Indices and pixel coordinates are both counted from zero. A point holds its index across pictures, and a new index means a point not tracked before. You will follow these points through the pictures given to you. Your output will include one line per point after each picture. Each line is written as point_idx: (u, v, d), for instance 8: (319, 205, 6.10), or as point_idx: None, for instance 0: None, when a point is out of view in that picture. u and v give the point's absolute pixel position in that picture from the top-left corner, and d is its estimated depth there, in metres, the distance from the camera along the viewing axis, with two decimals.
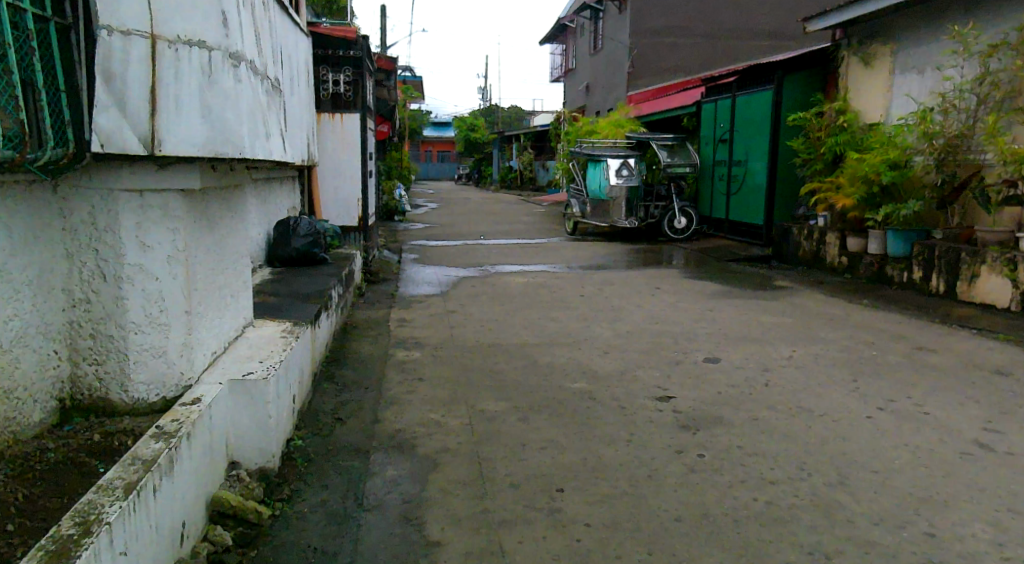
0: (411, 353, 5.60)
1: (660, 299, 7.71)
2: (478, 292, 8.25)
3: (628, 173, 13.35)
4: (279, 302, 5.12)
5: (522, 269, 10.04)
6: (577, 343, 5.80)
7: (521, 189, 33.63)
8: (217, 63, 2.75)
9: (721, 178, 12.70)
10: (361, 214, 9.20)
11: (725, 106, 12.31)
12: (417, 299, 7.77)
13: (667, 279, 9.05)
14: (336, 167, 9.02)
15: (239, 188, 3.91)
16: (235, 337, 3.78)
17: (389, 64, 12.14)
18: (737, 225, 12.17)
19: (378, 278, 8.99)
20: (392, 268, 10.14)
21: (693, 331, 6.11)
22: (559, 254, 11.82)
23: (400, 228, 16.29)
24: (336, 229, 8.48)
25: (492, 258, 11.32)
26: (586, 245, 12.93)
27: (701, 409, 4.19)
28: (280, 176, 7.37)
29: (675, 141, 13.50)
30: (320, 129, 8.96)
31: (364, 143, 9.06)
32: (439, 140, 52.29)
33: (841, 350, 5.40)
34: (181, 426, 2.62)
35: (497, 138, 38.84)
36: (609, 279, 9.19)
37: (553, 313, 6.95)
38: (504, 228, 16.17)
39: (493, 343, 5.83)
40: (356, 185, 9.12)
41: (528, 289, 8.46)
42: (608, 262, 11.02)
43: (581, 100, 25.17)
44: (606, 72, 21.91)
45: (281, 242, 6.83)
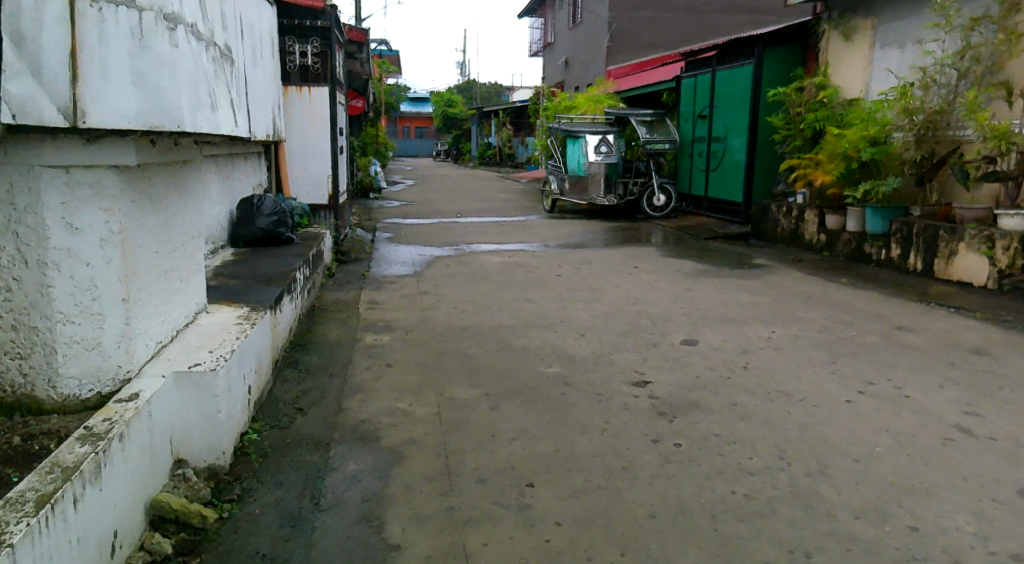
0: (379, 337, 5.38)
1: (638, 278, 7.53)
2: (452, 272, 8.02)
3: (607, 150, 13.17)
4: (238, 285, 4.87)
5: (498, 247, 9.82)
6: (551, 325, 5.62)
7: (500, 165, 33.28)
8: (150, 28, 2.51)
9: (700, 155, 12.54)
10: (331, 191, 8.95)
11: (705, 81, 12.11)
12: (388, 280, 7.53)
13: (645, 258, 8.89)
14: (306, 143, 8.76)
15: (188, 164, 3.67)
16: (185, 324, 3.56)
17: (361, 36, 11.60)
18: (715, 202, 12.03)
19: (349, 258, 8.73)
20: (364, 247, 9.88)
21: (671, 312, 5.94)
22: (536, 232, 11.61)
23: (376, 206, 15.99)
24: (305, 207, 8.22)
25: (468, 236, 11.08)
26: (564, 223, 12.73)
27: (679, 395, 4.03)
28: (243, 153, 7.09)
29: (654, 117, 13.30)
30: (287, 103, 8.68)
31: (333, 118, 8.79)
32: (417, 116, 51.63)
33: (822, 330, 5.26)
34: (113, 427, 2.42)
35: (475, 114, 38.37)
36: (586, 258, 9.00)
37: (527, 293, 6.75)
38: (481, 206, 15.91)
39: (464, 326, 5.62)
40: (326, 162, 8.87)
41: (503, 268, 8.24)
42: (586, 240, 10.84)
43: (560, 76, 24.84)
44: (585, 46, 21.58)
45: (245, 222, 6.57)
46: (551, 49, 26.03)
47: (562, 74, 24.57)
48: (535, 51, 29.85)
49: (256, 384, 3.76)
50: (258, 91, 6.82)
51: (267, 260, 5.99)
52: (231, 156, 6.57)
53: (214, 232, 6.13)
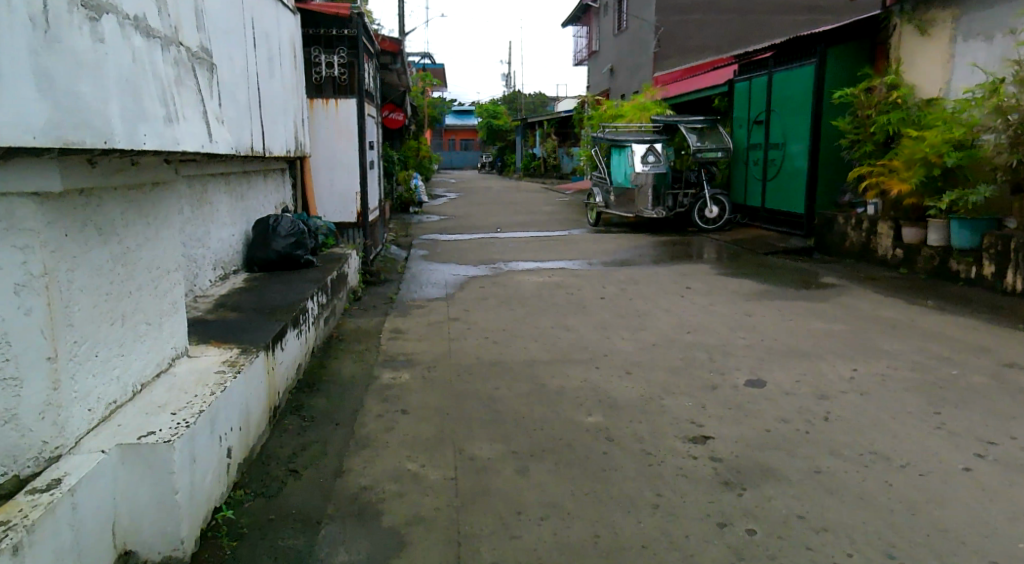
0: (398, 374, 4.78)
1: (689, 301, 6.80)
2: (486, 295, 7.41)
3: (655, 159, 12.43)
4: (237, 319, 4.33)
5: (539, 265, 9.20)
6: (592, 360, 4.95)
7: (545, 177, 32.69)
8: (59, 15, 1.96)
9: (756, 163, 11.71)
10: (360, 209, 8.43)
11: (761, 84, 11.30)
12: (417, 305, 6.95)
13: (697, 276, 8.15)
14: (332, 159, 8.28)
15: (163, 185, 3.14)
16: (155, 375, 3.01)
17: (394, 46, 10.95)
18: (773, 214, 11.19)
19: (379, 279, 8.20)
20: (397, 267, 9.35)
21: (729, 344, 5.21)
22: (579, 247, 10.94)
23: (414, 220, 15.53)
24: (331, 226, 7.73)
25: (508, 253, 10.47)
26: (610, 237, 12.04)
27: (748, 457, 3.32)
28: (260, 171, 6.62)
29: (705, 123, 12.49)
30: (313, 117, 8.21)
31: (362, 132, 8.27)
32: (462, 128, 51.44)
33: (913, 368, 4.47)
34: (5, 536, 1.86)
35: (520, 125, 37.90)
36: (632, 277, 8.30)
37: (566, 321, 6.09)
38: (523, 220, 15.30)
39: (494, 361, 4.99)
40: (354, 178, 8.36)
41: (542, 290, 7.60)
42: (633, 256, 10.14)
43: (606, 84, 24.14)
44: (631, 52, 20.86)
45: (261, 244, 6.08)
46: (596, 58, 25.38)
47: (607, 83, 23.88)
48: (580, 60, 29.22)
49: (241, 443, 3.18)
50: (273, 105, 6.34)
51: (280, 287, 5.47)
52: (243, 174, 6.09)
53: (225, 256, 5.64)
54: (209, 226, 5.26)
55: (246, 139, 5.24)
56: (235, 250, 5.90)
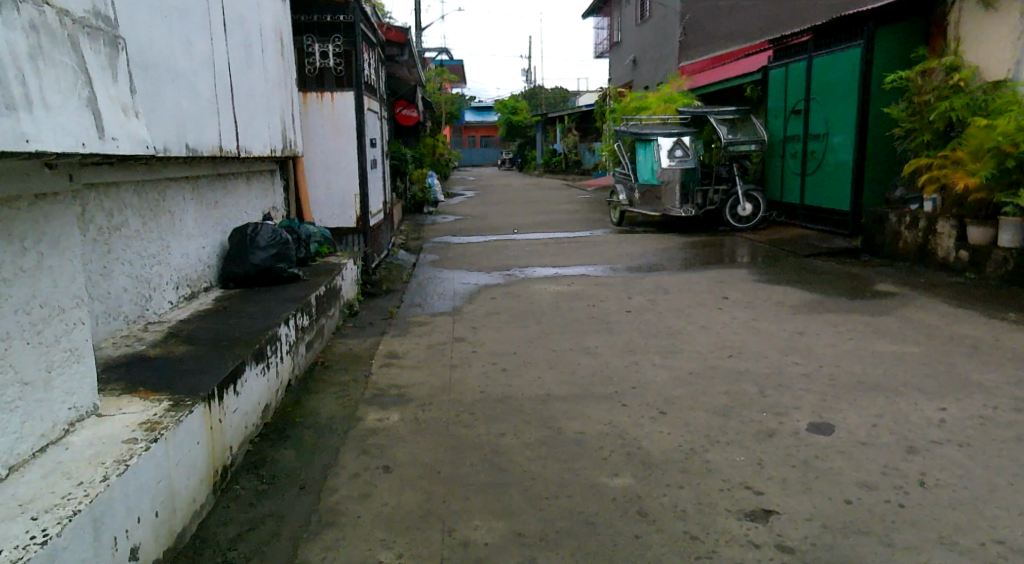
0: (385, 415, 4.00)
1: (727, 316, 5.96)
2: (496, 308, 6.62)
3: (683, 155, 11.66)
4: (187, 354, 3.58)
5: (557, 273, 8.40)
6: (617, 394, 4.14)
7: (567, 173, 31.83)
8: None
9: (793, 156, 10.81)
10: (359, 213, 7.69)
11: (799, 70, 10.39)
12: (418, 322, 6.18)
13: (734, 284, 7.29)
14: (328, 159, 7.55)
15: (48, 200, 2.43)
16: (35, 449, 2.35)
17: (400, 36, 10.17)
18: (813, 211, 10.30)
19: (381, 291, 7.48)
20: (402, 275, 8.63)
21: (781, 372, 4.37)
22: (601, 250, 10.12)
23: (428, 222, 14.77)
24: (325, 232, 7.01)
25: (524, 258, 9.68)
26: (635, 238, 11.19)
27: (829, 548, 2.50)
28: (241, 174, 5.92)
29: (736, 114, 11.60)
30: (307, 113, 7.48)
31: (360, 128, 7.52)
32: (482, 125, 50.68)
33: (1016, 408, 3.61)
34: None
35: (540, 120, 37.03)
36: (660, 285, 7.48)
37: (585, 342, 5.28)
38: (542, 220, 14.49)
39: (500, 398, 4.19)
40: (353, 179, 7.62)
41: (559, 302, 6.79)
42: (660, 260, 9.29)
43: (629, 76, 23.22)
44: (656, 42, 19.94)
45: (237, 256, 5.32)
46: (618, 49, 24.48)
47: (630, 75, 23.00)
48: (601, 53, 28.34)
49: (154, 535, 2.46)
50: (252, 99, 5.62)
51: (254, 307, 4.72)
52: (217, 178, 5.37)
53: (193, 273, 4.91)
54: (170, 239, 4.54)
55: (204, 140, 4.52)
56: (207, 264, 5.17)
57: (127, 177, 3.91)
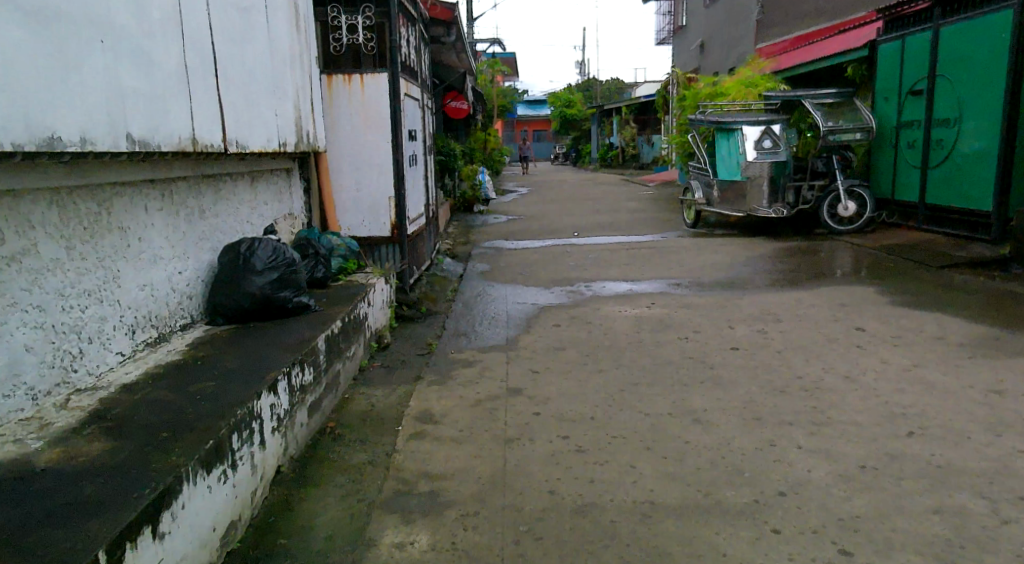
0: (408, 536, 2.68)
1: (871, 361, 4.48)
2: (561, 342, 5.26)
3: (773, 144, 10.24)
4: (93, 465, 2.25)
5: (632, 288, 7.04)
6: (760, 508, 2.74)
7: (624, 168, 30.27)
8: None
9: (910, 144, 9.57)
10: (395, 219, 6.40)
11: (921, 42, 9.18)
12: (463, 362, 4.86)
13: (860, 310, 5.80)
14: (358, 155, 6.27)
15: None
16: None
17: (447, 13, 8.84)
18: (932, 210, 9.18)
19: (419, 313, 6.23)
20: (448, 291, 7.38)
21: (1004, 474, 2.90)
22: (679, 258, 8.70)
23: (478, 223, 13.50)
24: (352, 244, 5.79)
25: (589, 268, 8.32)
26: (716, 244, 9.69)
27: None
28: (241, 173, 4.67)
29: (837, 97, 10.33)
30: (332, 98, 6.19)
31: (396, 116, 6.21)
32: (534, 119, 49.19)
33: None
34: None
35: (596, 113, 35.46)
36: (764, 308, 6.01)
37: (687, 403, 3.89)
38: (604, 220, 13.08)
39: (583, 506, 2.83)
40: (388, 178, 6.33)
41: (640, 334, 5.40)
42: (753, 273, 7.81)
43: (695, 63, 21.59)
44: (728, 25, 18.30)
45: (228, 282, 4.02)
46: (684, 34, 22.79)
47: (697, 61, 21.32)
48: (663, 39, 26.63)
49: None
50: (252, 79, 4.37)
51: (235, 355, 3.42)
52: (205, 179, 4.11)
53: (166, 307, 3.65)
54: (122, 265, 3.25)
55: (167, 126, 3.22)
56: (188, 293, 3.90)
57: (24, 183, 2.61)
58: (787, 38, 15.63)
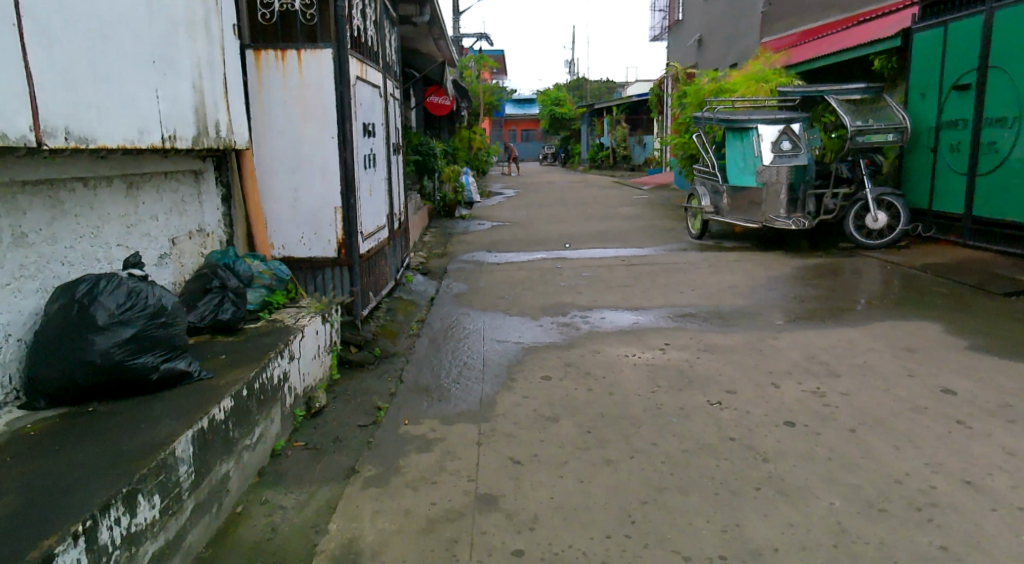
0: None
1: (987, 451, 3.20)
2: (552, 406, 3.95)
3: (792, 146, 8.99)
4: None
5: (638, 320, 5.76)
6: None
7: (614, 169, 29.04)
8: None
9: (953, 148, 8.29)
10: (343, 234, 5.06)
11: (970, 29, 7.92)
12: (421, 441, 3.54)
13: (936, 358, 4.56)
14: (294, 153, 4.93)
15: None
16: None
17: None
18: (981, 224, 7.93)
19: (371, 358, 4.85)
20: (413, 320, 6.05)
21: None
22: (689, 279, 7.43)
23: (458, 231, 12.15)
24: (281, 270, 4.43)
25: (585, 290, 7.03)
26: (730, 260, 8.42)
27: None
28: (104, 177, 3.29)
29: (866, 93, 9.07)
30: (259, 80, 4.84)
31: (343, 104, 4.89)
32: (523, 118, 47.88)
33: None
34: None
35: (586, 112, 34.22)
36: (808, 354, 4.73)
37: (744, 538, 2.61)
38: (598, 227, 11.78)
39: None
40: (332, 183, 4.99)
41: (656, 395, 4.09)
42: (781, 298, 6.56)
43: (692, 59, 20.36)
44: (729, 17, 17.08)
45: (51, 343, 2.66)
46: (680, 28, 21.50)
47: (695, 56, 20.02)
48: (658, 35, 25.32)
49: None
50: (111, 42, 3.01)
51: (18, 484, 2.12)
52: (27, 188, 2.82)
53: None
54: None
55: None
56: None
57: None
58: (795, 31, 14.36)
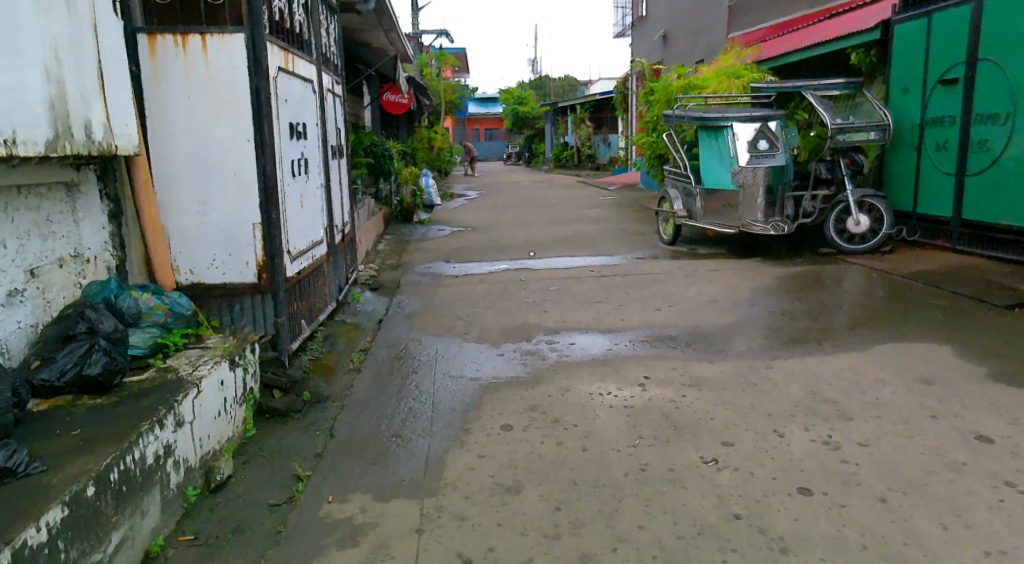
0: None
1: None
2: (513, 471, 3.21)
3: (768, 146, 8.38)
4: None
5: (612, 346, 5.04)
6: None
7: (580, 168, 28.38)
8: None
9: (939, 147, 7.73)
10: (265, 255, 4.25)
11: (956, 18, 7.35)
12: (345, 532, 2.78)
13: (959, 391, 3.92)
14: (202, 159, 4.11)
15: None
16: None
17: None
18: (972, 228, 7.37)
19: (298, 404, 4.03)
20: (355, 349, 5.25)
21: None
22: (665, 292, 6.75)
23: (415, 238, 11.32)
24: (180, 304, 3.65)
25: (551, 308, 6.30)
26: (708, 269, 7.76)
27: None
28: None
29: (846, 88, 8.47)
30: (156, 71, 4.01)
31: (261, 100, 4.09)
32: (486, 117, 47.06)
33: None
34: None
35: (550, 111, 33.52)
36: (811, 387, 4.05)
37: None
38: (564, 232, 11.06)
39: None
40: (251, 194, 4.18)
41: (639, 449, 3.37)
42: (768, 313, 5.91)
43: (657, 55, 19.78)
44: (695, 12, 16.50)
45: None
46: (645, 24, 20.89)
47: (661, 52, 19.40)
48: (622, 32, 24.74)
49: None
50: None
51: None
52: None
53: None
54: None
55: None
56: None
57: None
58: (764, 26, 13.81)
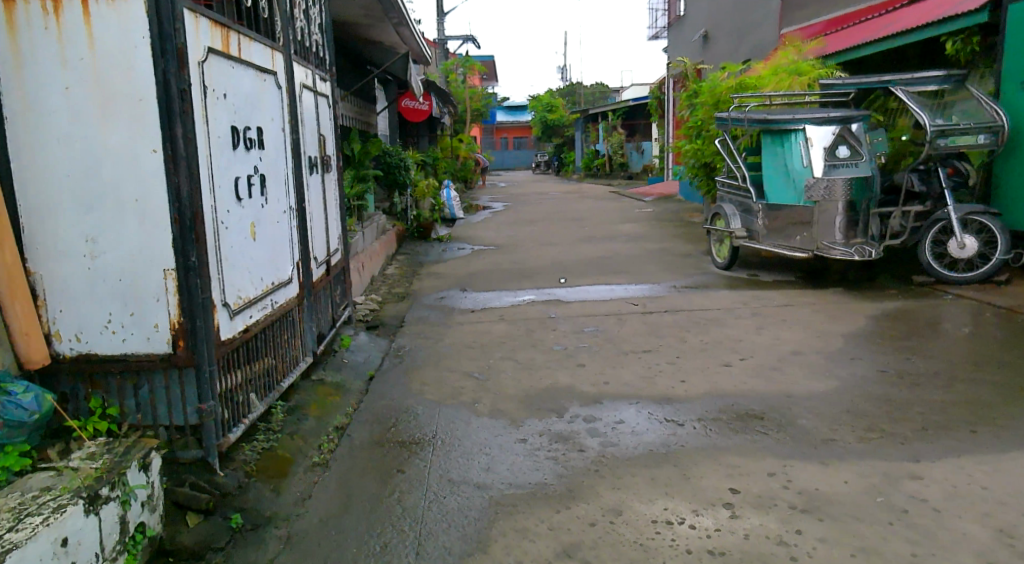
0: None
1: None
2: None
3: (851, 152, 6.98)
4: None
5: (675, 429, 3.67)
6: None
7: (611, 178, 26.94)
8: None
9: None
10: (182, 314, 2.95)
11: None
12: None
13: None
14: (87, 177, 2.83)
15: None
16: None
17: None
18: None
19: (221, 537, 2.76)
20: (329, 428, 3.92)
21: None
22: (732, 338, 5.36)
23: (430, 259, 10.00)
24: (33, 402, 2.45)
25: (590, 360, 4.95)
26: (780, 305, 6.34)
27: None
28: None
29: (947, 83, 7.01)
30: (18, 51, 2.76)
31: (170, 92, 2.81)
32: (514, 125, 45.80)
33: None
34: None
35: (580, 118, 32.14)
36: (994, 523, 2.65)
37: None
38: (599, 253, 9.68)
39: None
40: (159, 227, 2.88)
41: None
42: (874, 370, 4.49)
43: (696, 56, 18.31)
44: (740, 7, 15.03)
45: None
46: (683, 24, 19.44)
47: (700, 54, 17.95)
48: (656, 33, 23.25)
49: None
50: None
51: None
52: None
53: None
54: None
55: None
56: None
57: None
58: (821, 20, 12.32)
